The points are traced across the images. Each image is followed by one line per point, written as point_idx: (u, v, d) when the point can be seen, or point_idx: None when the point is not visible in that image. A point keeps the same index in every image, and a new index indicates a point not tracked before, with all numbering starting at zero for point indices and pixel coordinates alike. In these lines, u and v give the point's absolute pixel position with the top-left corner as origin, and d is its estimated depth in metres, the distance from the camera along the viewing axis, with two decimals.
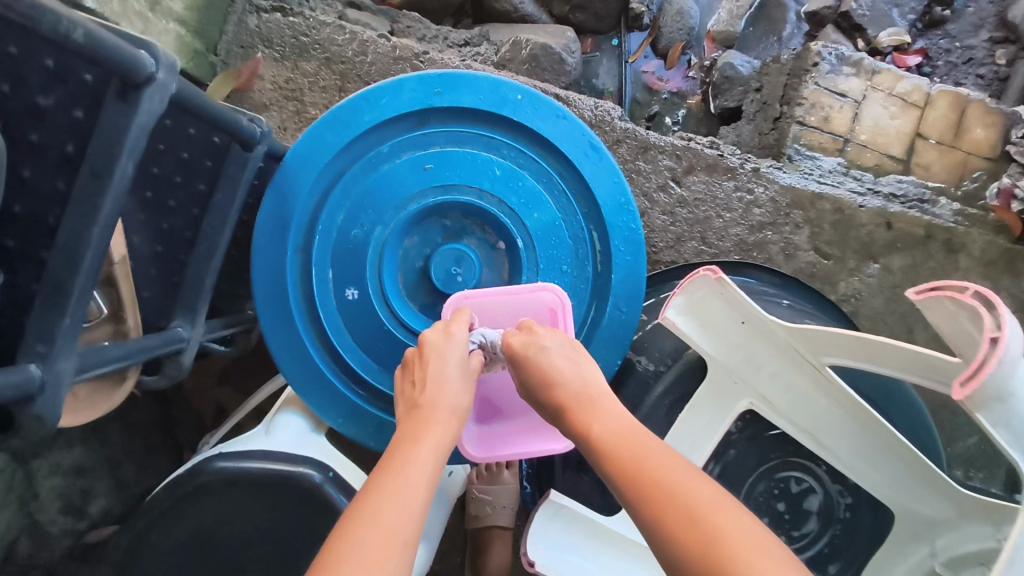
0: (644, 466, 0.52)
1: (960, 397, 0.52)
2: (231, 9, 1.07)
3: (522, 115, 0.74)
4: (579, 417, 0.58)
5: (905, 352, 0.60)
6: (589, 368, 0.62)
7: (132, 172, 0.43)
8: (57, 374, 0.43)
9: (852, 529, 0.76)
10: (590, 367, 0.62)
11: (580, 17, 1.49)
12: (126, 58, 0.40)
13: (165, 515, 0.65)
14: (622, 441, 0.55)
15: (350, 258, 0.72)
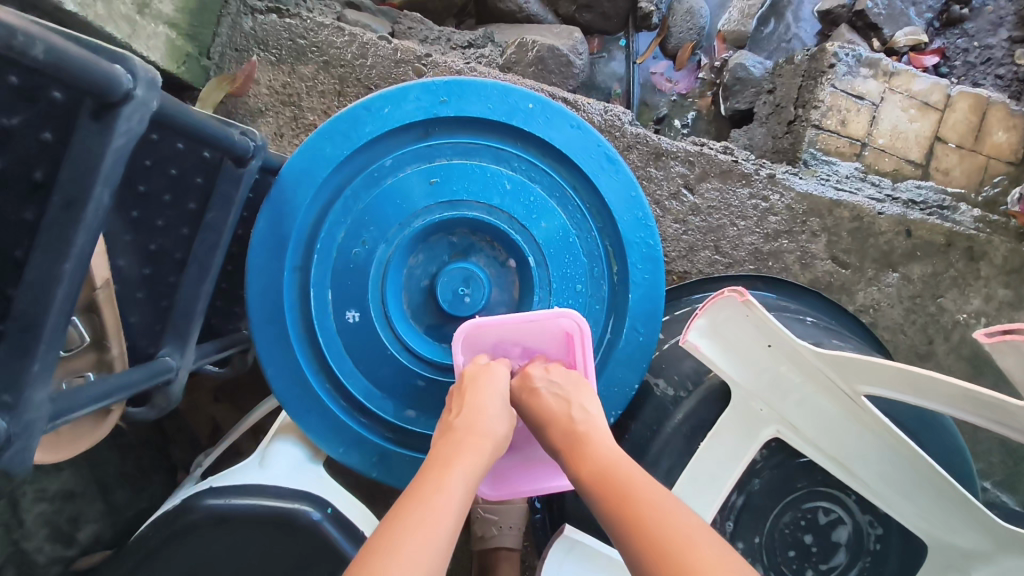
0: (640, 508, 0.50)
1: None
2: (225, 10, 1.02)
3: (533, 125, 0.70)
4: (570, 459, 0.56)
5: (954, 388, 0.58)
6: (592, 405, 0.60)
7: (109, 201, 0.39)
8: (26, 425, 0.39)
9: (881, 559, 0.72)
10: (591, 402, 0.61)
11: (587, 18, 1.43)
12: (97, 75, 0.35)
13: (153, 556, 0.61)
14: (615, 480, 0.53)
15: (351, 278, 0.68)
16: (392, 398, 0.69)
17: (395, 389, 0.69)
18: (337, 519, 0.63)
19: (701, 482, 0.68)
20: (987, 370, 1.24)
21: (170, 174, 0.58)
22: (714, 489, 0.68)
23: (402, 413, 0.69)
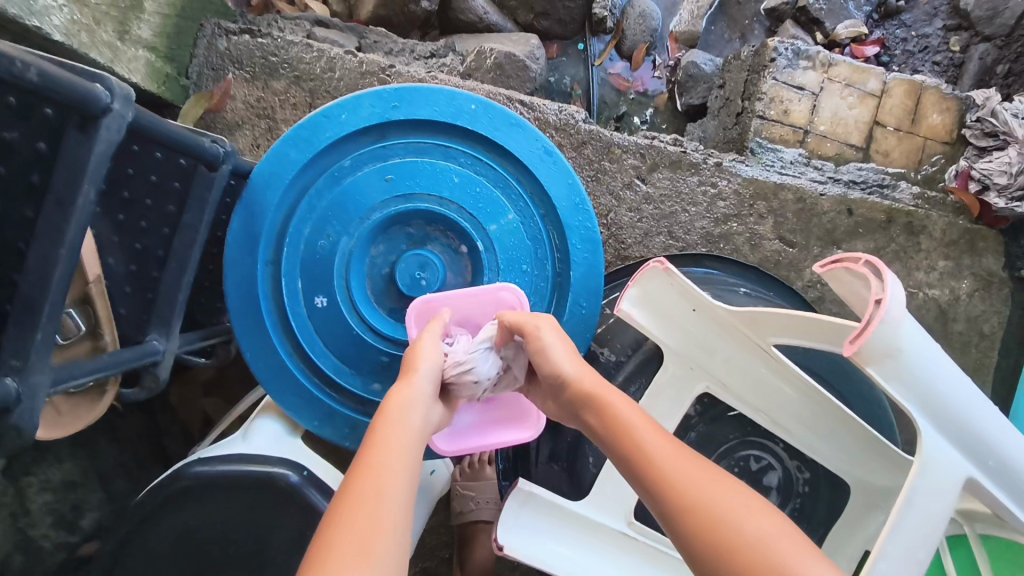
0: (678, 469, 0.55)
1: (850, 354, 0.51)
2: (201, 32, 1.10)
3: (477, 124, 0.77)
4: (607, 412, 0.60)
5: (828, 326, 0.62)
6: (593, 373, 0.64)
7: (95, 198, 0.47)
8: (32, 387, 0.47)
9: (812, 503, 0.80)
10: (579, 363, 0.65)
11: (545, 25, 1.50)
12: (82, 93, 0.43)
13: (148, 520, 0.68)
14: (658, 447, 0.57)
15: (318, 268, 0.75)
16: (360, 375, 0.77)
17: (362, 367, 0.77)
18: (314, 479, 0.71)
19: None
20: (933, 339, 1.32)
21: (151, 180, 0.66)
22: None
23: (370, 387, 0.77)
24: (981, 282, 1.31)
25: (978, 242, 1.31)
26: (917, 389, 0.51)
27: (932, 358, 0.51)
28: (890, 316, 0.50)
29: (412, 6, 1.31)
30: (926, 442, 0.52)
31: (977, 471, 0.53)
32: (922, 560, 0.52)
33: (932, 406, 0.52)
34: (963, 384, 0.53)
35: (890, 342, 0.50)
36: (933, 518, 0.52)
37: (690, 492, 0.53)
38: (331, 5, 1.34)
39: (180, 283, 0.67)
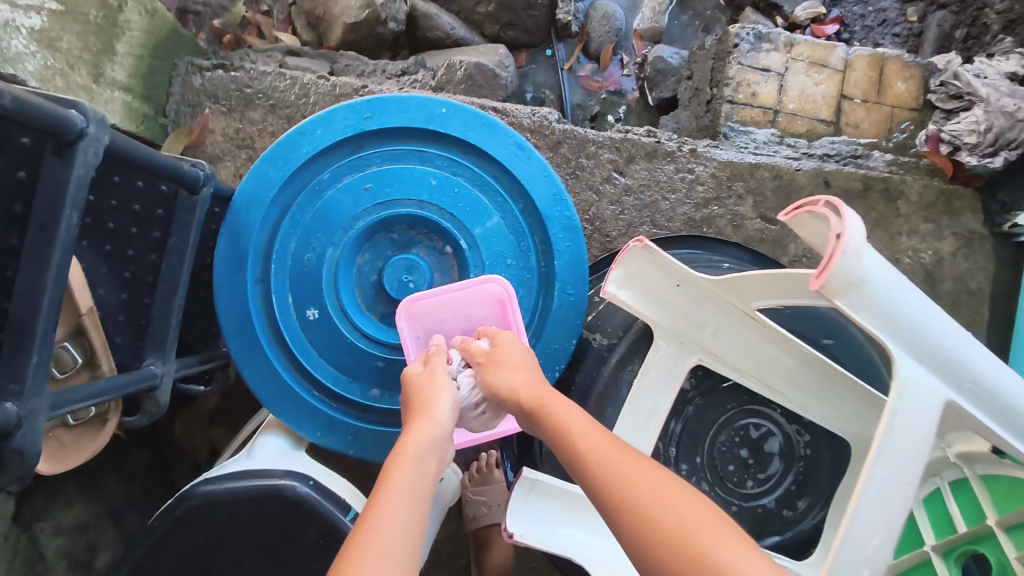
0: (616, 467, 0.57)
1: (818, 290, 0.51)
2: (176, 71, 1.13)
3: (449, 127, 0.79)
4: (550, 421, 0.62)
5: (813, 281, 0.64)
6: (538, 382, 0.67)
7: (78, 221, 0.48)
8: (31, 410, 0.47)
9: (816, 465, 0.80)
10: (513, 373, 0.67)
11: (511, 35, 1.52)
12: (59, 119, 0.45)
13: (159, 543, 0.69)
14: (596, 447, 0.59)
15: (307, 281, 0.76)
16: (358, 382, 0.78)
17: (359, 374, 0.78)
18: (320, 486, 0.72)
19: (644, 416, 0.77)
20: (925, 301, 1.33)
21: (133, 210, 0.67)
22: (652, 422, 0.76)
23: (368, 393, 0.78)
24: (962, 241, 1.34)
25: (954, 202, 1.34)
26: (883, 317, 0.52)
27: (895, 283, 0.52)
28: (852, 247, 0.50)
29: (380, 27, 1.33)
30: (900, 366, 0.52)
31: (955, 392, 0.53)
32: (911, 483, 0.52)
33: (899, 331, 0.52)
34: (930, 304, 0.53)
35: (850, 272, 0.50)
36: (918, 442, 0.52)
37: (631, 491, 0.54)
38: (301, 34, 1.37)
39: (172, 308, 0.69)
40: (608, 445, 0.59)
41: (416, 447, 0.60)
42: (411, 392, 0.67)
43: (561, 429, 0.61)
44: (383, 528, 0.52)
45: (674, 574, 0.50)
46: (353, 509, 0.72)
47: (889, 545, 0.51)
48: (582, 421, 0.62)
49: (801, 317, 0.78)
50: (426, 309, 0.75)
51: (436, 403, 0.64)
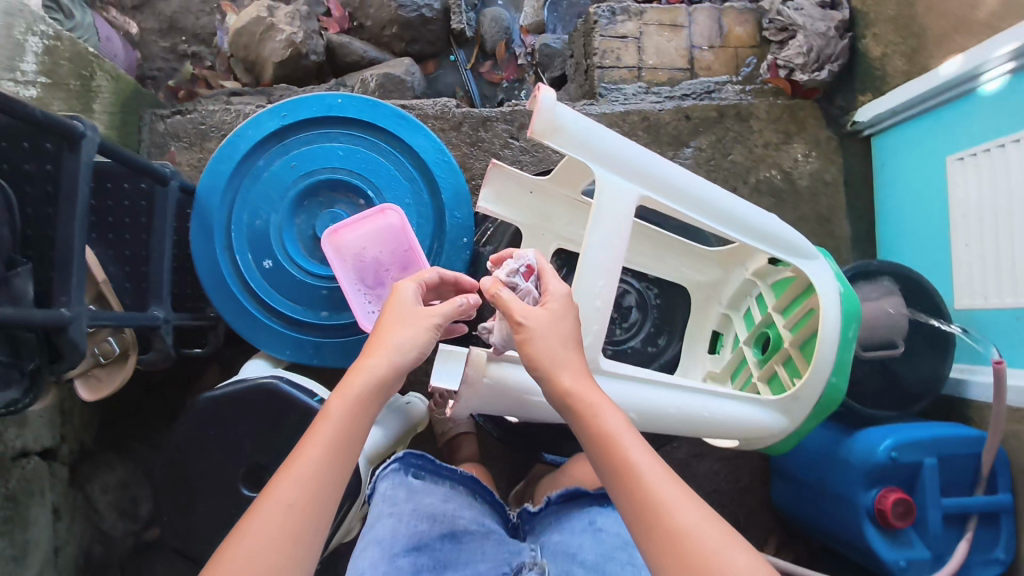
0: (665, 496, 0.61)
1: (531, 135, 0.70)
2: (143, 121, 1.42)
3: (345, 111, 1.05)
4: (602, 434, 0.66)
5: None
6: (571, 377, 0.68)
7: (88, 191, 0.74)
8: (77, 313, 0.73)
9: (666, 310, 1.07)
10: (564, 360, 0.68)
11: (417, 48, 1.81)
12: (67, 125, 0.71)
13: (184, 438, 0.96)
14: (653, 471, 0.63)
15: (261, 240, 1.03)
16: (310, 308, 1.04)
17: (310, 302, 1.04)
18: (288, 382, 0.99)
19: None
20: (789, 198, 1.60)
21: (125, 204, 0.94)
22: None
23: (319, 315, 1.05)
24: (812, 144, 1.60)
25: (797, 113, 1.61)
26: (581, 145, 0.72)
27: (584, 123, 0.72)
28: (543, 102, 0.69)
29: (304, 60, 1.61)
30: (599, 179, 0.73)
31: (645, 190, 0.74)
32: (620, 249, 0.74)
33: (597, 157, 0.72)
34: (614, 136, 0.73)
35: (547, 120, 0.69)
36: (623, 228, 0.74)
37: (676, 522, 0.60)
38: (241, 79, 1.65)
39: (161, 267, 0.94)
40: (666, 477, 0.63)
41: (356, 394, 0.70)
42: (377, 325, 0.76)
43: (606, 440, 0.65)
44: (303, 473, 0.65)
45: None
46: (317, 396, 1.00)
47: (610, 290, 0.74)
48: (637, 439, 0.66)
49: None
50: (342, 237, 0.99)
51: (392, 349, 0.73)
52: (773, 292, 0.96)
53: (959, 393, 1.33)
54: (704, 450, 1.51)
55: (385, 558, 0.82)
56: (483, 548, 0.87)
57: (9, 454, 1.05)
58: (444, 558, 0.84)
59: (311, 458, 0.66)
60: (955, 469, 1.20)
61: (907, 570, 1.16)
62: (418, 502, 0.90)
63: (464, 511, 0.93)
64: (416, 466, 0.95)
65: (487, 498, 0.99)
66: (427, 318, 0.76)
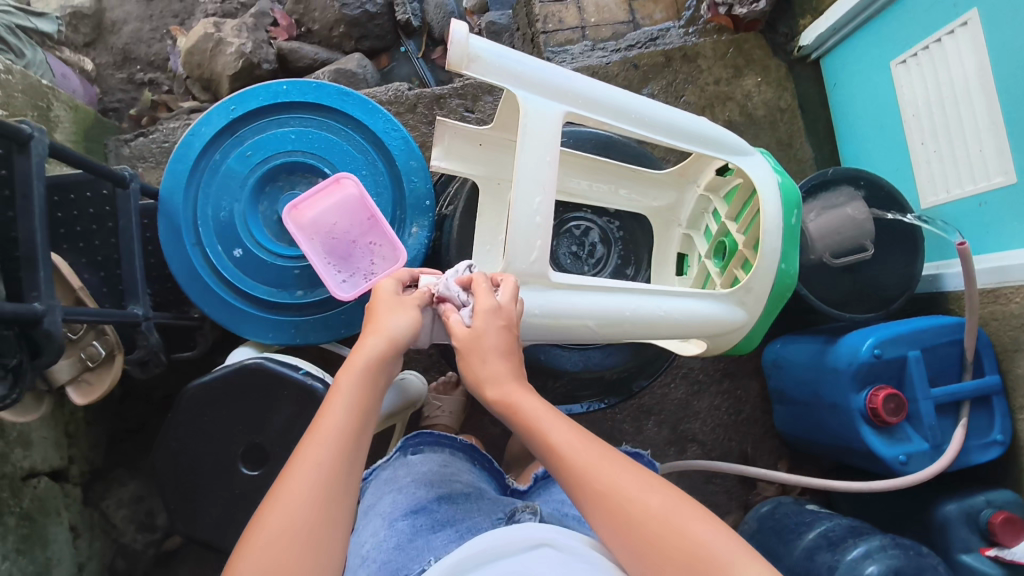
0: (587, 459, 0.68)
1: (450, 66, 0.79)
2: (108, 148, 1.47)
3: (290, 96, 1.07)
4: (524, 417, 0.72)
5: None
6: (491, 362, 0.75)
7: (44, 189, 0.76)
8: (50, 305, 0.76)
9: (631, 240, 1.10)
10: (491, 360, 0.75)
11: (367, 44, 1.80)
12: (13, 128, 0.72)
13: (182, 427, 1.00)
14: (578, 440, 0.70)
15: (228, 231, 1.06)
16: (286, 289, 1.08)
17: (285, 283, 1.08)
18: (274, 360, 1.02)
19: (488, 248, 1.05)
20: (748, 130, 1.62)
21: (89, 212, 0.98)
22: (494, 252, 1.04)
23: (296, 294, 1.08)
24: (761, 74, 1.63)
25: (743, 46, 1.63)
26: (499, 73, 0.82)
27: (498, 52, 0.81)
28: (457, 36, 0.78)
29: (257, 70, 1.64)
30: (523, 101, 0.83)
31: (566, 107, 0.85)
32: (550, 160, 0.84)
33: (516, 81, 0.82)
34: (529, 61, 0.83)
35: (462, 50, 0.78)
36: (549, 142, 0.84)
37: (602, 480, 0.66)
38: (200, 98, 1.68)
39: (134, 267, 0.96)
40: (589, 443, 0.70)
41: (364, 362, 0.72)
42: (371, 310, 0.79)
43: (529, 422, 0.72)
44: (329, 438, 0.67)
45: (630, 540, 0.63)
46: (303, 368, 1.03)
47: (548, 202, 0.83)
48: (558, 418, 0.72)
49: (579, 136, 1.04)
50: (303, 213, 1.02)
51: (390, 323, 0.76)
52: (724, 203, 1.00)
53: (935, 288, 1.35)
54: (701, 387, 1.52)
55: (385, 524, 0.81)
56: (479, 505, 0.87)
57: (19, 475, 1.07)
58: (444, 514, 0.82)
59: (328, 426, 0.67)
60: (941, 359, 1.21)
61: (908, 464, 1.17)
62: (417, 473, 0.93)
63: (463, 475, 0.96)
64: (412, 445, 1.00)
65: (486, 464, 1.04)
66: (411, 305, 0.78)
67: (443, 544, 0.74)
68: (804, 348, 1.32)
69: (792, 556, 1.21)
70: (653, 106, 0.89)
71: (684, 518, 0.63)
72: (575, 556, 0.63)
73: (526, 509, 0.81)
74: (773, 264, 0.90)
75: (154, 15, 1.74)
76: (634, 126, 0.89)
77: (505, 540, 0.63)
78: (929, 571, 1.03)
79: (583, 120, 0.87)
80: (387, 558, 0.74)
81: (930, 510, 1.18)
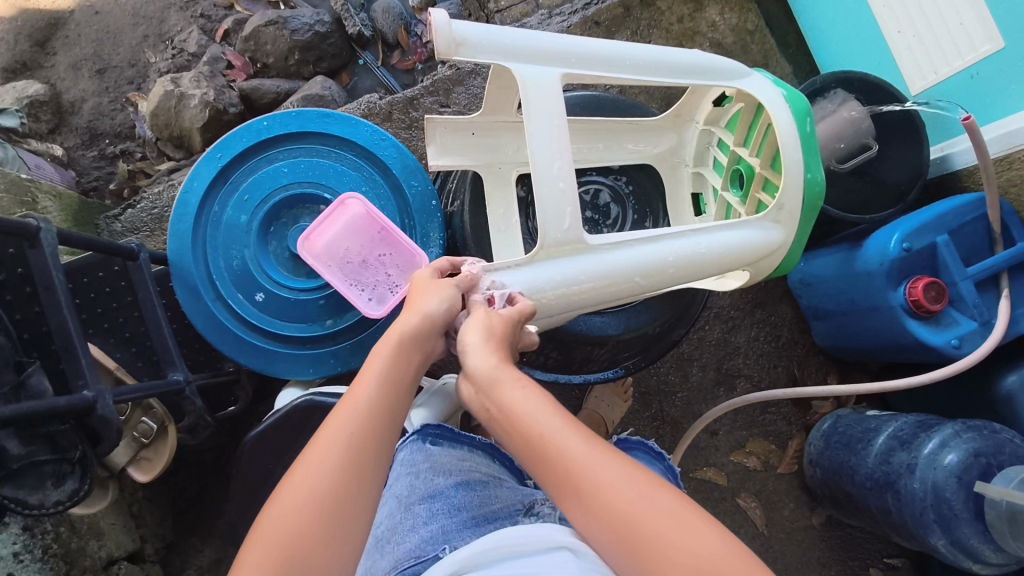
0: (569, 453, 0.63)
1: (438, 53, 0.78)
2: (99, 229, 1.45)
3: (273, 130, 1.05)
4: (509, 402, 0.68)
5: None
6: (469, 347, 0.73)
7: (65, 277, 0.75)
8: (100, 391, 0.74)
9: (642, 191, 1.09)
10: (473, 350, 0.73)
11: (325, 65, 1.77)
12: (18, 223, 0.71)
13: (249, 480, 1.01)
14: (561, 427, 0.65)
15: (245, 277, 1.05)
16: (316, 321, 1.07)
17: (312, 316, 1.07)
18: (323, 393, 1.01)
19: (506, 233, 1.04)
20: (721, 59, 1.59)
21: (106, 290, 0.98)
22: (513, 236, 1.04)
23: (326, 324, 1.07)
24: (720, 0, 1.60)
25: None
26: (487, 51, 0.81)
27: (481, 29, 0.80)
28: (438, 22, 0.77)
29: (225, 115, 1.61)
30: (519, 74, 0.82)
31: (561, 69, 0.84)
32: (560, 126, 0.83)
33: (506, 56, 0.81)
34: (512, 33, 0.82)
35: (448, 37, 0.77)
36: (554, 108, 0.83)
37: (589, 478, 0.61)
38: (175, 156, 1.65)
39: (164, 335, 0.94)
40: (576, 435, 0.64)
41: (399, 340, 0.72)
42: (414, 289, 0.81)
43: (512, 408, 0.67)
44: (357, 406, 0.65)
45: (622, 543, 0.58)
46: None
47: (567, 168, 0.83)
48: (542, 406, 0.67)
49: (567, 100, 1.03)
50: (316, 241, 1.02)
51: (426, 302, 0.77)
52: (729, 132, 1.00)
53: (947, 169, 1.34)
54: (736, 323, 1.52)
55: (402, 507, 0.82)
56: (496, 492, 0.86)
57: (99, 565, 1.07)
58: (458, 502, 0.81)
59: (357, 397, 0.66)
60: (969, 238, 1.20)
61: (963, 348, 1.16)
62: (435, 463, 0.89)
63: (481, 469, 0.91)
64: (433, 434, 0.93)
65: (507, 463, 0.97)
66: (447, 287, 0.79)
67: (460, 532, 0.76)
68: (829, 261, 1.32)
69: (867, 465, 1.21)
70: (639, 52, 0.88)
71: (677, 523, 0.57)
72: (588, 563, 0.62)
73: (545, 503, 0.83)
74: (799, 176, 0.89)
75: (110, 87, 1.73)
76: (631, 72, 0.89)
77: (519, 537, 0.63)
78: (1007, 446, 1.04)
79: (580, 78, 0.88)
80: (403, 543, 0.76)
81: (992, 387, 1.18)
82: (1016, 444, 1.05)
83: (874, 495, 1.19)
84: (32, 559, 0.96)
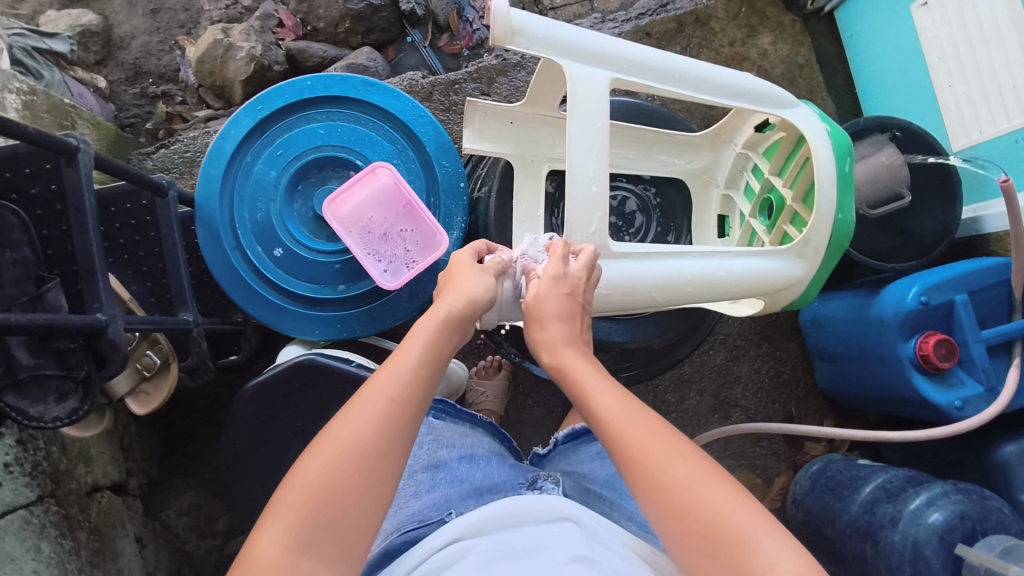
0: (615, 422, 0.62)
1: (492, 38, 0.78)
2: (130, 163, 1.47)
3: (316, 92, 1.06)
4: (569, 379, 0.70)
5: None
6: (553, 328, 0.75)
7: (95, 200, 0.76)
8: (113, 316, 0.75)
9: (669, 205, 1.10)
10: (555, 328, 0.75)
11: (373, 37, 1.78)
12: (58, 140, 0.72)
13: (241, 430, 1.02)
14: (614, 399, 0.65)
15: (266, 230, 1.06)
16: (328, 285, 1.08)
17: (326, 279, 1.08)
18: (325, 355, 1.02)
19: (527, 227, 1.04)
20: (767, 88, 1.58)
21: (132, 222, 1.00)
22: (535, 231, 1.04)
23: (338, 288, 1.08)
24: (775, 31, 1.58)
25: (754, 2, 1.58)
26: (543, 44, 0.81)
27: (540, 22, 0.81)
28: (498, 11, 0.78)
29: (269, 72, 1.63)
30: (569, 70, 0.83)
31: (613, 73, 0.85)
32: (601, 128, 0.84)
33: (559, 50, 0.82)
34: (569, 29, 0.83)
35: (505, 25, 0.78)
36: (599, 111, 0.84)
37: (634, 444, 0.60)
38: (214, 106, 1.68)
39: (180, 275, 0.95)
40: (627, 404, 0.64)
41: (443, 318, 0.72)
42: (450, 271, 0.81)
43: (577, 384, 0.69)
44: (400, 371, 0.64)
45: (660, 509, 0.56)
46: (353, 361, 1.04)
47: (602, 171, 0.84)
48: (600, 380, 0.68)
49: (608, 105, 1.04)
50: (341, 205, 1.04)
51: (466, 283, 0.77)
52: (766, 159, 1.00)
53: (976, 231, 1.33)
54: (741, 352, 1.51)
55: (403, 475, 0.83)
56: (498, 467, 0.86)
57: (83, 490, 1.09)
58: (462, 473, 0.83)
59: (402, 362, 0.66)
60: (988, 301, 1.19)
61: (965, 410, 1.16)
62: (438, 436, 0.90)
63: (483, 445, 0.92)
64: (438, 409, 0.95)
65: (506, 442, 0.99)
66: (487, 275, 0.80)
67: (462, 500, 0.75)
68: (843, 304, 1.31)
69: (851, 512, 1.21)
70: (690, 64, 0.89)
71: (714, 491, 0.55)
72: (592, 535, 0.62)
73: (548, 476, 0.79)
74: (829, 214, 0.89)
75: (161, 28, 1.75)
76: (679, 85, 0.89)
77: (529, 506, 0.65)
78: (994, 514, 1.03)
79: (627, 84, 0.88)
80: (405, 507, 0.77)
81: (988, 454, 1.17)
82: (1003, 514, 1.04)
83: (853, 543, 1.18)
84: (21, 472, 0.97)
